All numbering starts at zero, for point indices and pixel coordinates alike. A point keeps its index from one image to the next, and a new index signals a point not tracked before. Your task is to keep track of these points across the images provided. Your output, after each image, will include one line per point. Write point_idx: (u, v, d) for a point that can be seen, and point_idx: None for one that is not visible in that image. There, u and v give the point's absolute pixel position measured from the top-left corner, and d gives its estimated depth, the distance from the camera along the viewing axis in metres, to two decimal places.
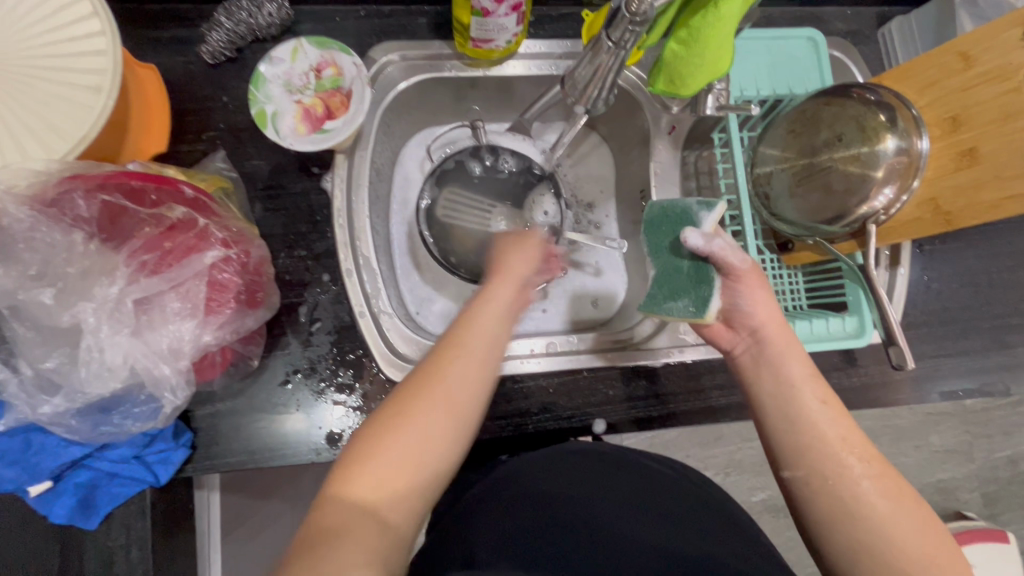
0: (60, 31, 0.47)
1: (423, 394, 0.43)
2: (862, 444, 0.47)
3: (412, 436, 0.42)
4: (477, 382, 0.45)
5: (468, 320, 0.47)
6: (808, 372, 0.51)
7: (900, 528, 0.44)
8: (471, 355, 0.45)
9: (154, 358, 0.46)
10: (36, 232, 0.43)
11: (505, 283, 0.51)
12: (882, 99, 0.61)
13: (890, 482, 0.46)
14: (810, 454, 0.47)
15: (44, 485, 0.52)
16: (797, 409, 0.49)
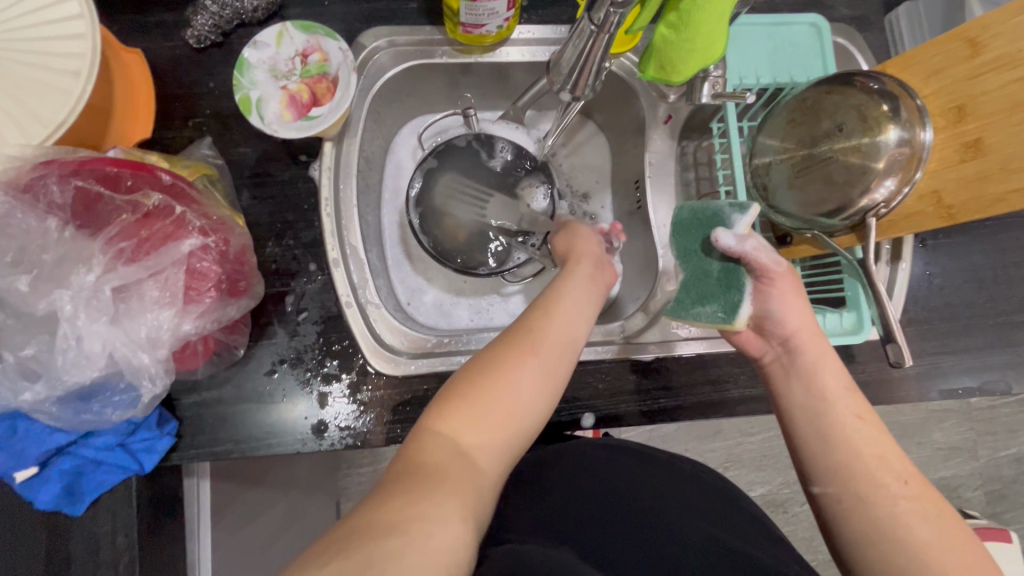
0: (37, 13, 0.46)
1: (521, 352, 0.47)
2: (901, 464, 0.45)
3: (512, 385, 0.45)
4: (568, 343, 0.49)
5: (557, 289, 0.52)
6: (843, 384, 0.49)
7: (941, 553, 0.41)
8: (563, 317, 0.50)
9: (133, 347, 0.45)
10: (13, 218, 0.43)
11: (590, 262, 0.56)
12: (886, 88, 0.59)
13: (929, 505, 0.43)
14: (842, 469, 0.45)
15: (31, 470, 0.52)
16: (831, 423, 0.47)
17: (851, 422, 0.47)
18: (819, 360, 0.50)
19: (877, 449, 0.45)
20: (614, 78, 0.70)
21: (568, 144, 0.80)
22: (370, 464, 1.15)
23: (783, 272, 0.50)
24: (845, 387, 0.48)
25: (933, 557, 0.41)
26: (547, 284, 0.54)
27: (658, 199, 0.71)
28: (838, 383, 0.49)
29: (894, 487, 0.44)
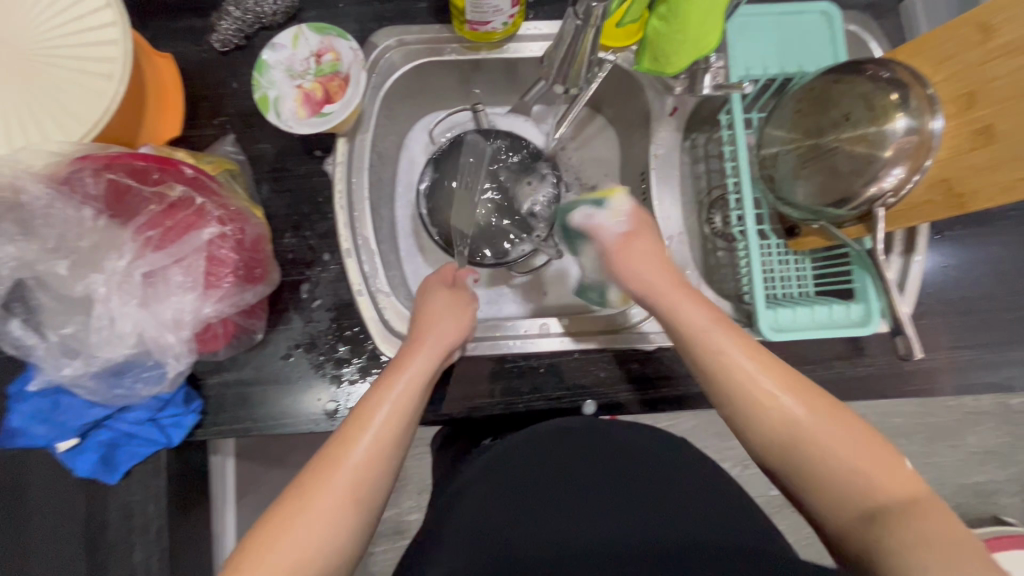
0: (76, 22, 0.51)
1: (327, 469, 0.41)
2: (793, 378, 0.45)
3: (309, 525, 0.38)
4: (382, 463, 0.42)
5: (389, 383, 0.47)
6: (712, 316, 0.49)
7: (831, 438, 0.42)
8: (375, 434, 0.43)
9: (160, 328, 0.49)
10: (52, 209, 0.47)
11: (425, 348, 0.52)
12: (895, 76, 0.58)
13: (831, 420, 0.43)
14: (748, 408, 0.45)
15: (72, 441, 0.57)
16: (709, 358, 0.47)
17: (688, 315, 0.49)
18: (645, 271, 0.54)
19: (765, 371, 0.45)
20: (620, 71, 0.70)
21: (577, 137, 0.81)
22: None
23: (619, 241, 0.56)
24: (675, 286, 0.52)
25: (849, 471, 0.41)
26: (379, 375, 0.48)
27: (664, 190, 0.71)
28: (689, 307, 0.50)
29: (793, 407, 0.44)
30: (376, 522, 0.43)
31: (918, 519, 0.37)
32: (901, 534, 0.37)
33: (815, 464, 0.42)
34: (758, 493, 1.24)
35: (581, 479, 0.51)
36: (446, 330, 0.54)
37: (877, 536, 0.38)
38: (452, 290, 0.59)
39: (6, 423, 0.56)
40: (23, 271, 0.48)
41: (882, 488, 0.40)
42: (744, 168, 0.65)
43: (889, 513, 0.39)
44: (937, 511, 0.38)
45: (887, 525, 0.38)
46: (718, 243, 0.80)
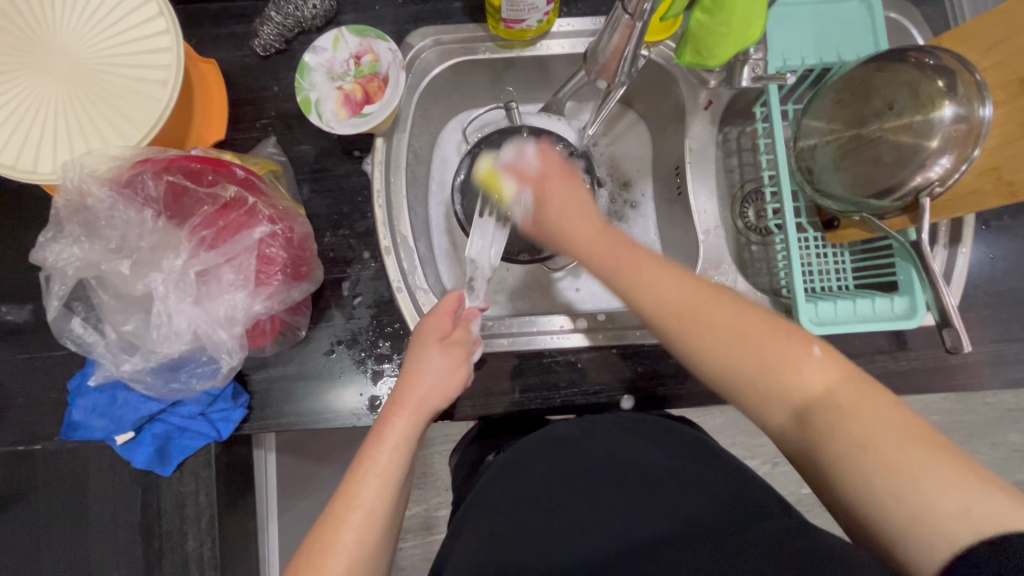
0: (131, 30, 0.53)
1: (321, 555, 0.43)
2: (699, 292, 0.49)
3: (336, 568, 0.43)
4: (386, 504, 0.46)
5: (370, 459, 0.47)
6: (648, 262, 0.51)
7: (744, 336, 0.46)
8: (377, 483, 0.46)
9: (213, 324, 0.51)
10: (116, 210, 0.49)
11: (407, 413, 0.50)
12: (941, 63, 0.57)
13: (742, 332, 0.46)
14: (668, 325, 0.49)
15: (128, 434, 0.60)
16: (638, 297, 0.50)
17: (635, 279, 0.50)
18: (557, 220, 0.57)
19: (677, 299, 0.49)
20: (653, 66, 0.70)
21: (608, 133, 0.81)
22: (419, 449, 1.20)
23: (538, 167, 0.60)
24: (618, 245, 0.53)
25: (770, 379, 0.45)
26: (359, 451, 0.48)
27: (699, 184, 0.70)
28: (630, 263, 0.51)
29: (706, 316, 0.48)
30: (384, 564, 0.47)
31: (850, 415, 0.41)
32: (843, 449, 0.40)
33: (729, 372, 0.46)
34: (790, 491, 1.22)
35: (569, 480, 0.54)
36: (431, 392, 0.52)
37: (815, 437, 0.42)
38: (442, 347, 0.54)
39: (70, 416, 0.61)
40: (88, 271, 0.50)
41: (805, 384, 0.44)
42: (783, 160, 0.64)
43: (815, 408, 0.43)
44: (859, 394, 0.42)
45: (816, 424, 0.42)
46: (752, 237, 0.79)
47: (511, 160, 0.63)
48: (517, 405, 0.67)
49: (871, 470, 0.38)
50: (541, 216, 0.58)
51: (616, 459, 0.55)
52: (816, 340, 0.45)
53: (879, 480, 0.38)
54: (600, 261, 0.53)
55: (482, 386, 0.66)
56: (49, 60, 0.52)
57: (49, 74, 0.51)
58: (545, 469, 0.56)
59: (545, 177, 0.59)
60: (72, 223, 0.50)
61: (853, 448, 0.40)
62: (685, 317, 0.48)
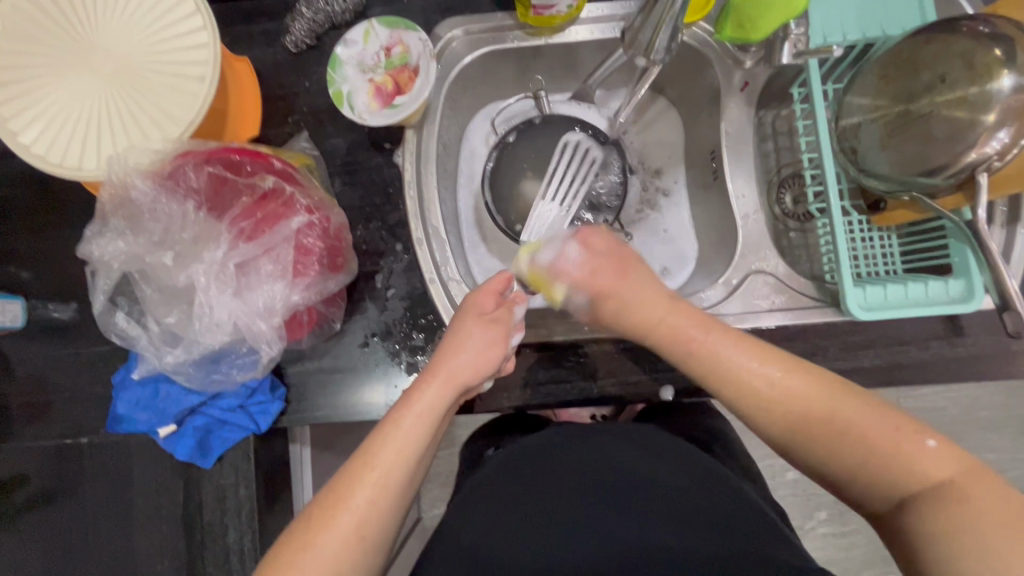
0: (171, 29, 0.54)
1: (331, 510, 0.42)
2: (764, 350, 0.47)
3: (347, 521, 0.42)
4: (409, 466, 0.45)
5: (398, 419, 0.47)
6: (719, 333, 0.49)
7: (840, 411, 0.43)
8: (401, 444, 0.45)
9: (253, 316, 0.51)
10: (158, 203, 0.50)
11: (436, 383, 0.50)
12: (997, 32, 0.54)
13: (825, 409, 0.43)
14: (771, 423, 0.45)
15: (170, 427, 0.61)
16: (728, 371, 0.47)
17: (691, 347, 0.49)
18: (627, 311, 0.54)
19: (789, 390, 0.45)
20: (685, 48, 0.68)
21: (638, 121, 0.80)
22: (449, 447, 1.21)
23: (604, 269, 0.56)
24: (698, 327, 0.50)
25: (858, 459, 0.42)
26: (388, 412, 0.48)
27: (737, 169, 0.68)
28: (680, 320, 0.51)
29: (801, 404, 0.44)
30: (390, 541, 0.45)
31: (958, 506, 0.37)
32: (937, 540, 0.37)
33: (824, 460, 0.43)
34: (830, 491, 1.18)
35: (574, 490, 0.53)
36: (462, 368, 0.52)
37: (924, 527, 0.38)
38: (483, 324, 0.55)
39: (113, 409, 0.61)
40: (132, 264, 0.51)
41: (905, 468, 0.40)
42: (825, 140, 0.61)
43: (917, 498, 0.39)
44: (973, 484, 0.38)
45: (911, 519, 0.39)
46: (790, 223, 0.77)
47: (562, 250, 0.58)
48: (554, 398, 0.66)
49: (970, 560, 0.35)
50: (602, 310, 0.56)
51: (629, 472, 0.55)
52: (930, 432, 0.40)
53: (966, 559, 0.35)
54: (666, 338, 0.51)
55: (515, 377, 0.66)
56: (93, 60, 0.53)
57: (94, 73, 0.53)
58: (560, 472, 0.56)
59: (597, 273, 0.56)
60: (116, 216, 0.51)
61: (955, 551, 0.36)
62: (763, 400, 0.45)
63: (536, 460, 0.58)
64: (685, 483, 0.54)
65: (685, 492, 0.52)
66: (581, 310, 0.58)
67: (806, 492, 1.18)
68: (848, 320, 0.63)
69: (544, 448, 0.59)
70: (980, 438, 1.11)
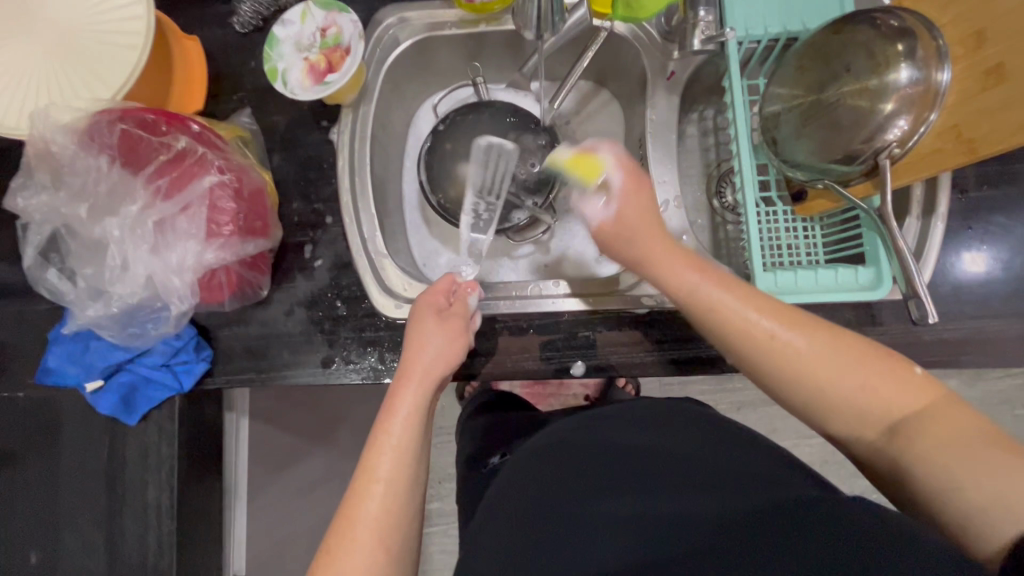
0: (109, 1, 0.57)
1: (345, 526, 0.45)
2: (786, 315, 0.47)
3: (363, 532, 0.44)
4: (408, 468, 0.48)
5: (388, 427, 0.50)
6: (745, 297, 0.48)
7: (842, 363, 0.44)
8: (396, 452, 0.48)
9: (168, 272, 0.54)
10: (78, 158, 0.53)
11: (413, 383, 0.54)
12: (904, 24, 0.55)
13: (842, 357, 0.44)
14: (796, 381, 0.45)
15: (97, 382, 0.63)
16: (733, 326, 0.48)
17: (699, 287, 0.51)
18: (636, 244, 0.56)
19: (772, 330, 0.47)
20: (617, 40, 0.71)
21: (581, 112, 0.82)
22: None
23: (625, 181, 0.58)
24: (722, 283, 0.50)
25: (877, 402, 0.42)
26: (375, 423, 0.51)
27: (662, 157, 0.69)
28: (730, 293, 0.49)
29: (813, 361, 0.45)
30: (415, 539, 0.48)
31: (937, 425, 0.39)
32: (919, 462, 0.39)
33: (847, 418, 0.44)
34: None
35: (566, 475, 0.48)
36: (431, 360, 0.55)
37: (899, 452, 0.41)
38: (439, 319, 0.59)
39: (45, 361, 0.64)
40: (56, 218, 0.55)
41: (897, 401, 0.42)
42: (742, 128, 0.63)
43: (904, 423, 0.41)
44: (947, 411, 0.40)
45: (897, 446, 0.41)
46: (727, 216, 0.78)
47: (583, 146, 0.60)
48: (473, 369, 0.67)
49: (964, 480, 0.36)
50: (614, 244, 0.59)
51: (614, 444, 0.49)
52: (913, 362, 0.44)
53: (956, 479, 0.37)
54: (677, 278, 0.53)
55: None
56: (35, 29, 0.57)
57: (35, 40, 0.56)
58: (557, 465, 0.50)
59: (625, 195, 0.58)
60: (41, 171, 0.54)
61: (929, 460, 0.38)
62: (779, 355, 0.46)
63: (530, 463, 0.52)
64: (690, 442, 0.49)
65: (689, 456, 0.46)
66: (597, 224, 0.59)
67: None
68: None
69: (541, 446, 0.54)
70: None
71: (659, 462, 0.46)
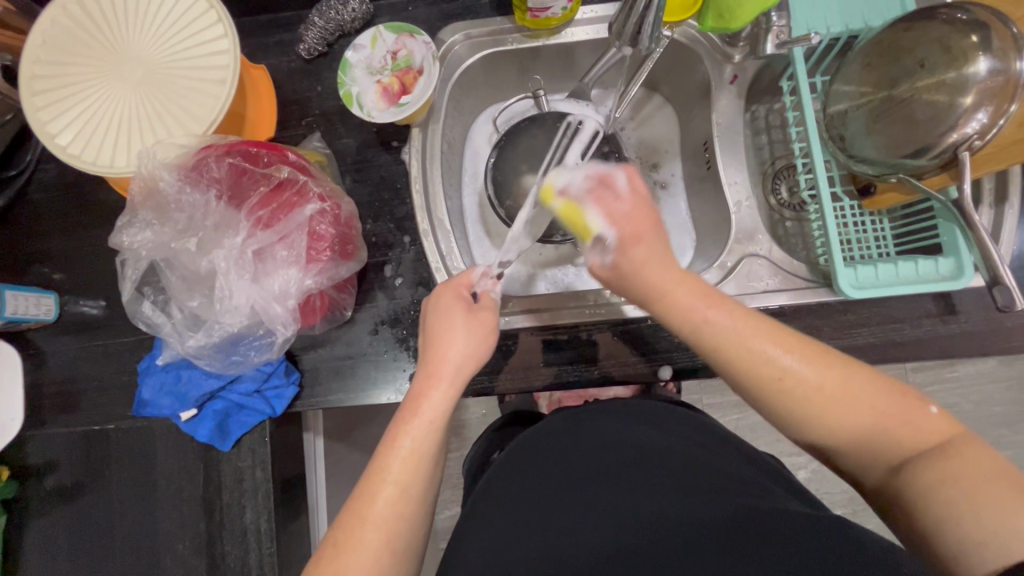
0: (193, 38, 0.58)
1: (353, 528, 0.43)
2: (796, 344, 0.45)
3: (371, 535, 0.43)
4: (421, 472, 0.45)
5: (404, 433, 0.46)
6: (726, 308, 0.47)
7: (849, 384, 0.43)
8: (415, 456, 0.45)
9: (269, 299, 0.56)
10: (184, 194, 0.56)
11: (443, 385, 0.49)
12: (974, 18, 0.55)
13: (837, 391, 0.43)
14: (801, 413, 0.44)
15: (191, 411, 0.65)
16: (737, 362, 0.46)
17: (709, 322, 0.47)
18: (641, 274, 0.51)
19: (779, 363, 0.44)
20: (676, 46, 0.72)
21: (635, 118, 0.83)
22: (460, 446, 1.22)
23: (631, 209, 0.54)
24: (705, 298, 0.48)
25: (878, 440, 0.42)
26: (395, 420, 0.47)
27: (729, 158, 0.71)
28: (721, 314, 0.47)
29: (819, 388, 0.43)
30: (420, 551, 0.47)
31: (948, 459, 0.38)
32: (924, 500, 0.38)
33: (851, 450, 0.43)
34: (843, 490, 1.16)
35: (573, 472, 0.52)
36: (458, 356, 0.50)
37: (905, 478, 0.39)
38: (466, 312, 0.53)
39: (140, 394, 0.65)
40: (159, 252, 0.57)
41: (908, 436, 0.41)
42: (814, 126, 0.63)
43: (914, 460, 0.40)
44: (969, 448, 0.39)
45: (903, 477, 0.40)
46: (785, 213, 0.75)
47: (592, 180, 0.56)
48: (556, 378, 0.69)
49: (959, 519, 0.35)
50: (623, 267, 0.52)
51: (620, 444, 0.53)
52: (929, 398, 0.42)
53: (951, 508, 0.36)
54: (682, 320, 0.49)
55: (521, 360, 0.69)
56: (125, 67, 0.58)
57: (123, 79, 0.57)
58: (577, 451, 0.54)
59: (618, 221, 0.53)
60: (145, 208, 0.57)
61: (929, 487, 0.38)
62: (778, 387, 0.44)
63: (528, 455, 0.57)
64: (687, 450, 0.52)
65: (686, 460, 0.51)
66: (604, 256, 0.54)
67: (819, 491, 1.16)
68: (841, 300, 0.65)
69: (542, 435, 0.59)
70: (995, 435, 1.10)
71: (653, 461, 0.51)
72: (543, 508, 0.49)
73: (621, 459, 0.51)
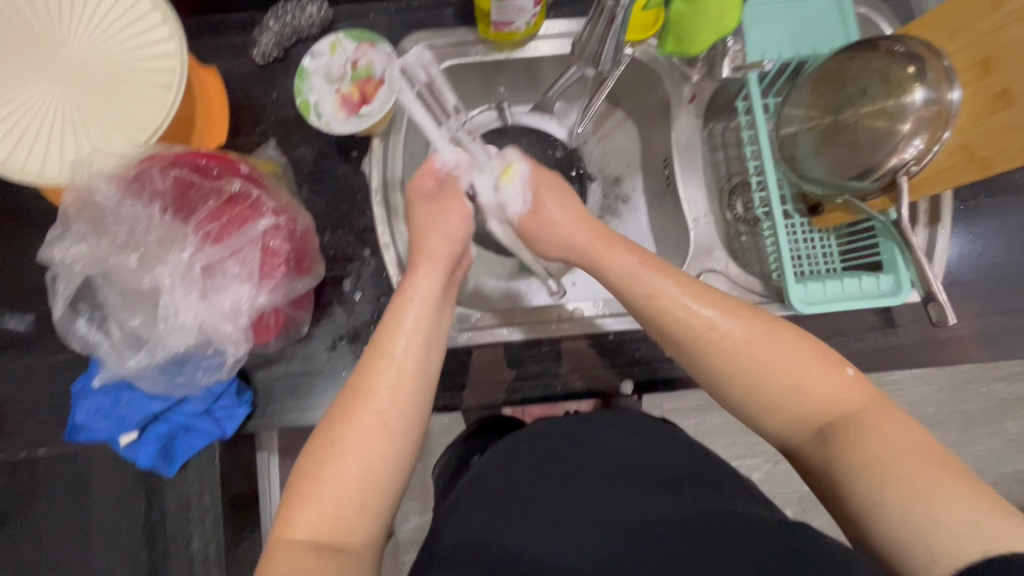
0: (134, 39, 0.55)
1: (354, 408, 0.43)
2: (732, 310, 0.47)
3: (370, 418, 0.42)
4: (424, 352, 0.45)
5: (402, 312, 0.47)
6: (687, 292, 0.48)
7: (769, 341, 0.46)
8: (410, 335, 0.46)
9: (218, 317, 0.53)
10: (123, 206, 0.54)
11: (433, 265, 0.50)
12: (911, 49, 0.59)
13: (773, 353, 0.45)
14: (721, 368, 0.47)
15: (132, 435, 0.61)
16: (677, 324, 0.48)
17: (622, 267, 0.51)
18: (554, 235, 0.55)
19: (709, 320, 0.47)
20: (638, 63, 0.73)
21: (598, 131, 0.84)
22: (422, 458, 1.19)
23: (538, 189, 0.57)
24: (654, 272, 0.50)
25: (797, 400, 0.45)
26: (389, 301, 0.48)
27: (688, 175, 0.73)
28: (652, 278, 0.49)
29: (746, 344, 0.46)
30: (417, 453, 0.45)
31: (875, 433, 0.42)
32: (872, 479, 0.40)
33: (791, 417, 0.46)
34: (793, 489, 1.21)
35: (556, 477, 0.50)
36: (445, 241, 0.52)
37: (838, 452, 0.42)
38: (441, 202, 0.54)
39: (72, 418, 0.61)
40: (94, 267, 0.54)
41: (832, 397, 0.44)
42: (767, 147, 0.65)
43: (842, 423, 0.43)
44: (880, 415, 0.43)
45: (834, 444, 0.43)
46: (741, 228, 0.77)
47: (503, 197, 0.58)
48: (520, 393, 0.69)
49: (896, 505, 0.38)
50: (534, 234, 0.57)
51: (609, 451, 0.53)
52: (846, 361, 0.46)
53: (886, 498, 0.39)
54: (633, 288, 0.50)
55: (485, 375, 0.69)
56: (58, 69, 0.54)
57: (55, 79, 0.53)
58: (561, 450, 0.53)
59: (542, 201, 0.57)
60: (79, 220, 0.54)
61: (879, 472, 0.40)
62: (707, 338, 0.47)
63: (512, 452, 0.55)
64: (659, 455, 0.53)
65: (666, 469, 0.50)
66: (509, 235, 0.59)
67: (771, 492, 1.20)
68: (793, 314, 0.68)
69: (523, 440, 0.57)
70: None
71: (635, 467, 0.50)
72: (521, 507, 0.48)
73: (605, 466, 0.51)
